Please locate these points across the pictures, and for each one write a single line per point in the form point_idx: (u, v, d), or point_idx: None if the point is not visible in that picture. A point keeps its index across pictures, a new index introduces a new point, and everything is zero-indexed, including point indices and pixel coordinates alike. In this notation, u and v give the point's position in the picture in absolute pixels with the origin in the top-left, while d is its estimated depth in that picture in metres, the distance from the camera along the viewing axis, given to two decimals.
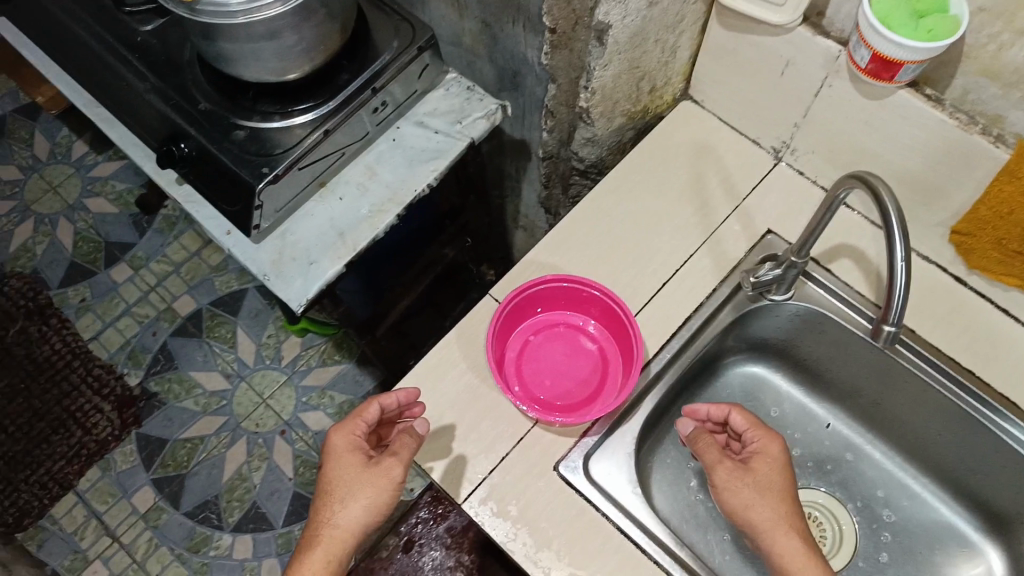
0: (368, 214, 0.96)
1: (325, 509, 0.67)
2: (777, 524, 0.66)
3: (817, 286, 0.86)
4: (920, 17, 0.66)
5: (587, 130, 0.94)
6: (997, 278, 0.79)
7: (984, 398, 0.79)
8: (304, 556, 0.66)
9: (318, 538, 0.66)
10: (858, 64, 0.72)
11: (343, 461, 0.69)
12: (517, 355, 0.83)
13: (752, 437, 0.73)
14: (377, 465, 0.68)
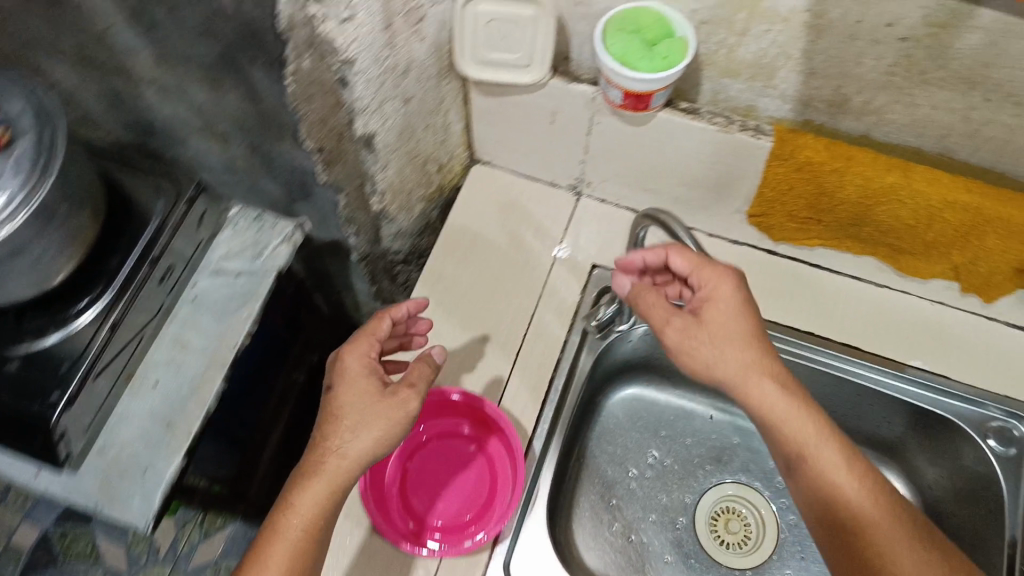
0: (191, 391, 0.88)
1: (335, 420, 0.61)
2: (748, 370, 0.64)
3: None
4: (652, 46, 0.69)
5: (391, 227, 0.91)
6: (800, 243, 0.84)
7: (831, 352, 0.84)
8: (300, 477, 0.61)
9: (332, 421, 0.61)
10: (615, 102, 0.75)
11: (351, 375, 0.63)
12: (401, 487, 0.79)
13: (698, 280, 0.68)
14: (388, 393, 0.63)
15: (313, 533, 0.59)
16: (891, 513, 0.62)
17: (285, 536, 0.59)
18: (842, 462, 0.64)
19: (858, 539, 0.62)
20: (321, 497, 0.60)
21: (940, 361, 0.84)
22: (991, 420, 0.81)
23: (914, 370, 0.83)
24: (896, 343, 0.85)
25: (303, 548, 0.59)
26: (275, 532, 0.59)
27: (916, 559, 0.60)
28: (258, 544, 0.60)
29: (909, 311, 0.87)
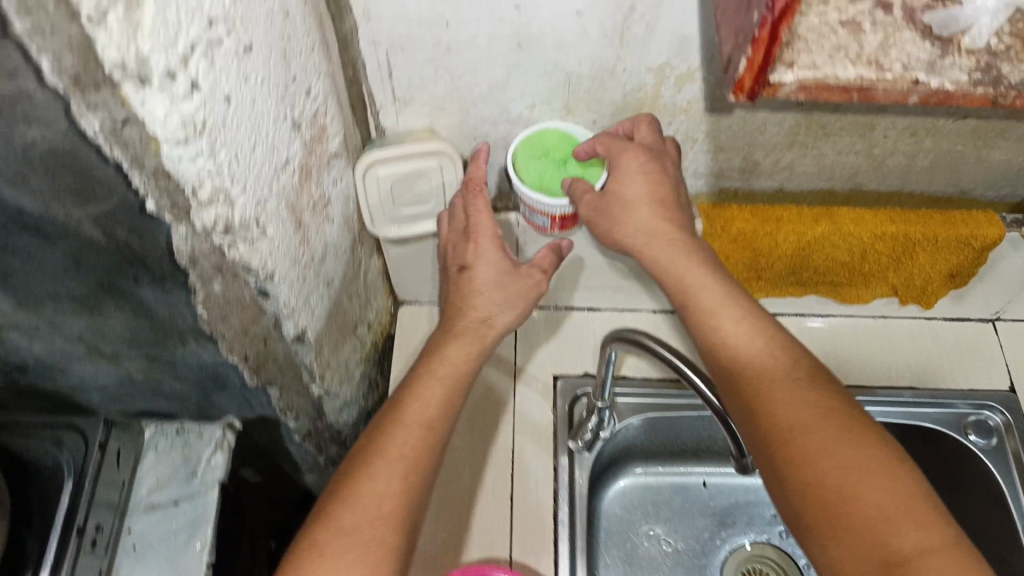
0: None
1: (461, 308, 0.67)
2: (675, 261, 0.63)
3: (627, 396, 0.89)
4: (564, 163, 0.67)
5: (334, 401, 0.85)
6: None
7: None
8: (393, 423, 0.60)
9: (455, 336, 0.66)
10: (542, 227, 0.72)
11: (477, 245, 0.69)
12: None
13: (603, 151, 0.65)
14: (519, 268, 0.69)
15: (434, 425, 0.60)
16: (846, 453, 0.50)
17: (392, 451, 0.58)
18: (783, 369, 0.56)
19: (770, 429, 0.54)
20: (428, 423, 0.60)
21: (899, 373, 0.87)
22: (965, 416, 0.83)
23: (883, 390, 0.85)
24: (857, 366, 0.87)
25: (418, 455, 0.58)
26: (384, 453, 0.57)
27: (851, 457, 0.50)
28: (358, 459, 0.58)
29: (857, 332, 0.90)
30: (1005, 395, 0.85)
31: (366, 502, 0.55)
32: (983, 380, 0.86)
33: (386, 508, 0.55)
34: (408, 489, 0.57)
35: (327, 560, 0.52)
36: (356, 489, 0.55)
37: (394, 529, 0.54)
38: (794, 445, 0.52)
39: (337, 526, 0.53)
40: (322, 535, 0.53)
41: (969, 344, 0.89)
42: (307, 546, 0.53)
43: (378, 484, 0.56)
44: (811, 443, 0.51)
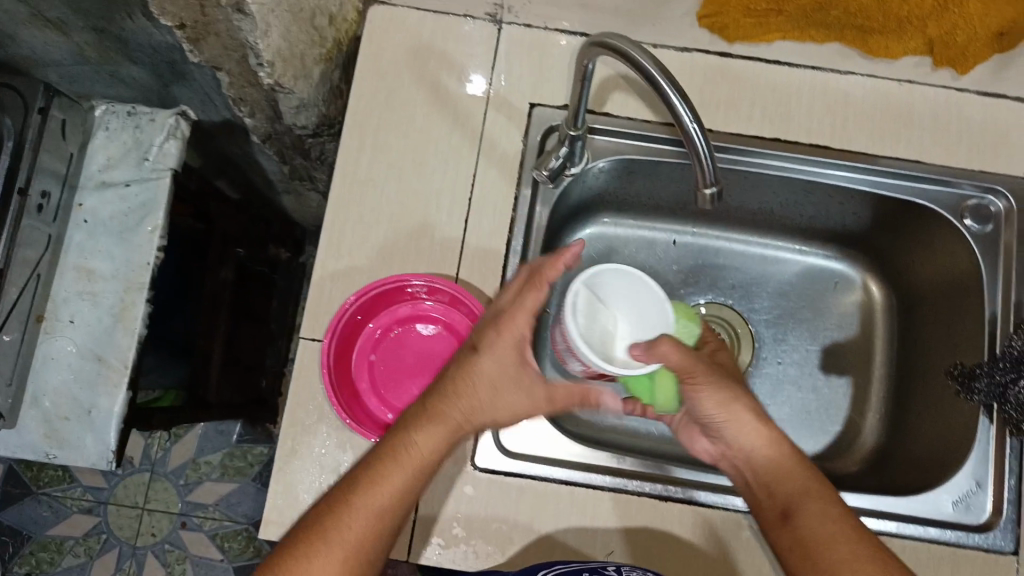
0: (114, 321, 0.82)
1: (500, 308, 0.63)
2: (735, 405, 0.67)
3: (605, 135, 0.80)
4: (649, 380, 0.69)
5: (291, 99, 0.78)
6: (759, 39, 0.75)
7: (797, 158, 0.78)
8: (424, 418, 0.59)
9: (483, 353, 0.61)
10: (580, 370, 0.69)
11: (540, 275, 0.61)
12: (371, 383, 0.74)
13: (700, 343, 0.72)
14: (530, 351, 0.62)
15: (444, 454, 0.59)
16: (825, 494, 0.62)
17: (401, 461, 0.57)
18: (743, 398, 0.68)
19: (774, 504, 0.64)
20: (460, 428, 0.60)
21: (911, 145, 0.78)
22: (967, 199, 0.78)
23: (884, 160, 0.78)
24: (866, 133, 0.79)
25: (432, 460, 0.58)
26: (392, 461, 0.57)
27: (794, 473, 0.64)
28: (375, 454, 0.58)
29: (876, 96, 0.80)
30: (1016, 183, 0.78)
31: (379, 493, 0.56)
32: (999, 165, 0.78)
33: (386, 511, 0.56)
34: (401, 504, 0.57)
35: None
36: (376, 484, 0.56)
37: (385, 526, 0.56)
38: (765, 478, 0.66)
39: (380, 471, 0.56)
40: (313, 537, 0.54)
41: (997, 124, 0.79)
42: (313, 527, 0.54)
43: (380, 484, 0.56)
44: (805, 507, 0.62)
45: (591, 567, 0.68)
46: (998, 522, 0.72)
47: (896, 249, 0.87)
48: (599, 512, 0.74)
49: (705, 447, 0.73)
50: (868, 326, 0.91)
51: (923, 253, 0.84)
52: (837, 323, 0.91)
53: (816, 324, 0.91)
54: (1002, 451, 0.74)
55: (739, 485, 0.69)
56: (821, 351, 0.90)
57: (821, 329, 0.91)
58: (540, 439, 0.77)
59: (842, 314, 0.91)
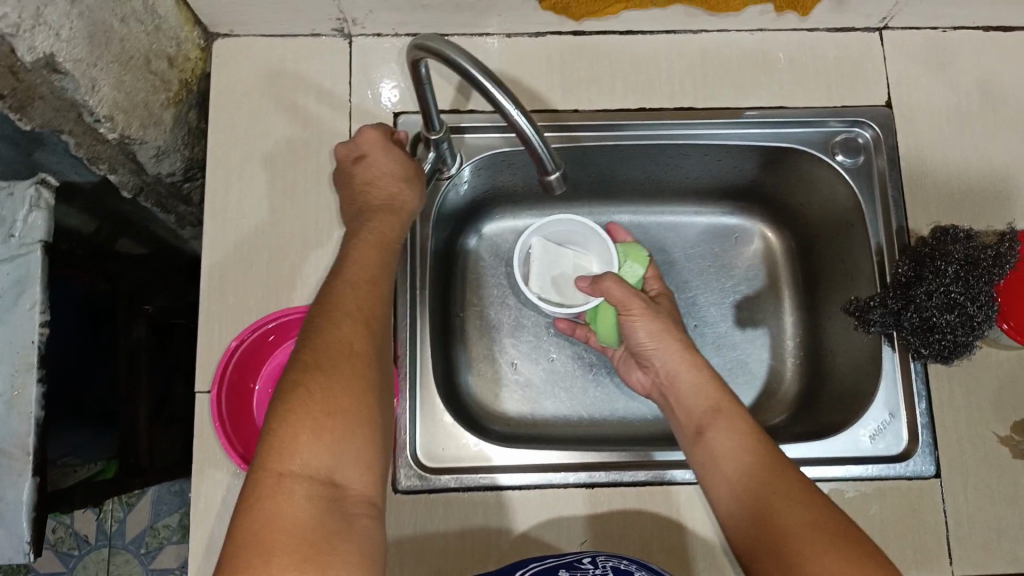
0: (8, 406, 0.79)
1: (364, 191, 0.68)
2: (661, 333, 0.72)
3: (475, 133, 0.79)
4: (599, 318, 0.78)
5: (146, 148, 0.76)
6: (604, 13, 0.75)
7: (667, 123, 0.78)
8: (346, 284, 0.59)
9: (379, 215, 0.66)
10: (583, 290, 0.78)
11: (365, 131, 0.69)
12: None
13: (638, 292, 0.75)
14: (399, 186, 0.68)
15: (379, 301, 0.60)
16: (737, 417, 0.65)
17: (344, 315, 0.57)
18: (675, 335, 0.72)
19: (692, 420, 0.67)
20: (371, 278, 0.61)
21: (774, 91, 0.79)
22: (835, 136, 0.79)
23: (751, 111, 0.79)
24: (729, 87, 0.79)
25: (372, 309, 0.58)
26: (334, 316, 0.57)
27: (713, 396, 0.67)
28: (314, 318, 0.57)
29: (733, 49, 0.80)
30: (880, 111, 0.79)
31: (341, 335, 0.55)
32: (862, 97, 0.79)
33: (356, 348, 0.55)
34: (369, 344, 0.56)
35: (306, 433, 0.51)
36: (331, 334, 0.55)
37: (365, 361, 0.55)
38: (688, 403, 0.69)
39: (331, 319, 0.56)
40: (295, 387, 0.52)
41: (853, 57, 0.80)
42: (295, 383, 0.53)
43: (340, 328, 0.56)
44: (718, 424, 0.65)
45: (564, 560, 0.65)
46: (916, 448, 0.73)
47: (785, 195, 0.87)
48: (530, 511, 0.74)
49: (641, 378, 0.78)
50: (774, 274, 0.91)
51: (810, 193, 0.85)
52: (744, 277, 0.91)
53: (725, 281, 0.91)
54: (908, 377, 0.75)
55: (669, 412, 0.72)
56: (734, 306, 0.90)
57: (730, 286, 0.91)
58: (463, 450, 0.76)
59: (748, 266, 0.92)
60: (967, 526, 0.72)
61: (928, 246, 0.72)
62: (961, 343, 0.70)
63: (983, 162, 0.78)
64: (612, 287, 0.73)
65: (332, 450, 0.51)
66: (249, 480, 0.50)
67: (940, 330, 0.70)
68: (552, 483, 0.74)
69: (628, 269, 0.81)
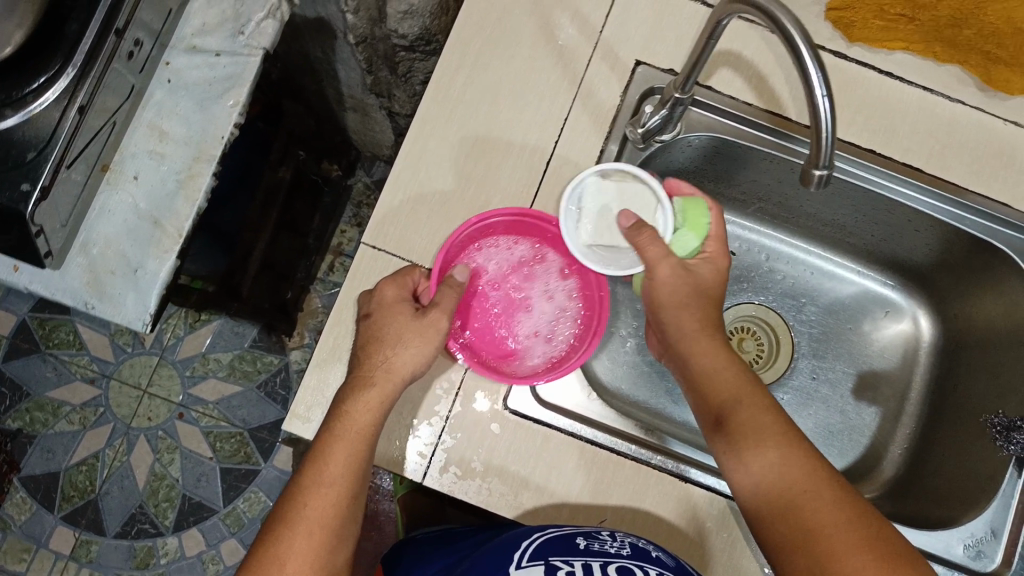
0: (179, 186, 0.81)
1: (380, 378, 0.63)
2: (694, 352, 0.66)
3: (705, 110, 0.78)
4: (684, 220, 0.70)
5: (401, 3, 0.78)
6: (883, 46, 0.76)
7: (887, 175, 0.77)
8: (338, 436, 0.61)
9: (364, 390, 0.63)
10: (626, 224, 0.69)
11: (379, 288, 0.67)
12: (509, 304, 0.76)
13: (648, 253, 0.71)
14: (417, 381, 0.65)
15: (349, 488, 0.60)
16: (766, 403, 0.64)
17: (285, 561, 0.57)
18: (703, 322, 0.68)
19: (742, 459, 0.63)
20: (352, 465, 0.61)
21: (1002, 188, 0.77)
22: None
23: (975, 197, 0.77)
24: (962, 165, 0.77)
25: (349, 477, 0.60)
26: (321, 451, 0.61)
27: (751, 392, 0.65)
28: (308, 461, 0.62)
29: (982, 130, 0.78)
30: None
31: (322, 483, 0.60)
32: None
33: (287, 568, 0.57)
34: (337, 510, 0.60)
35: (286, 538, 0.58)
36: (320, 464, 0.60)
37: (337, 500, 0.60)
38: (712, 395, 0.66)
39: (287, 534, 0.58)
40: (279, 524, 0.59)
41: None
42: (272, 524, 0.59)
43: (292, 541, 0.58)
44: (739, 412, 0.63)
45: (582, 528, 0.68)
46: (1005, 574, 0.73)
47: (957, 291, 0.86)
48: (616, 477, 0.75)
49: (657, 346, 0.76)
50: (909, 361, 0.90)
51: (992, 300, 0.82)
52: (877, 352, 0.91)
53: (858, 348, 0.91)
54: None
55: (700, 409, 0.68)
56: (857, 374, 0.90)
57: (862, 355, 0.91)
58: (566, 392, 0.77)
59: (888, 345, 0.91)
60: None
61: None
62: None
63: None
64: (644, 242, 0.67)
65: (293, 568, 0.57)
66: None
67: None
68: (640, 457, 0.75)
69: (681, 239, 0.70)
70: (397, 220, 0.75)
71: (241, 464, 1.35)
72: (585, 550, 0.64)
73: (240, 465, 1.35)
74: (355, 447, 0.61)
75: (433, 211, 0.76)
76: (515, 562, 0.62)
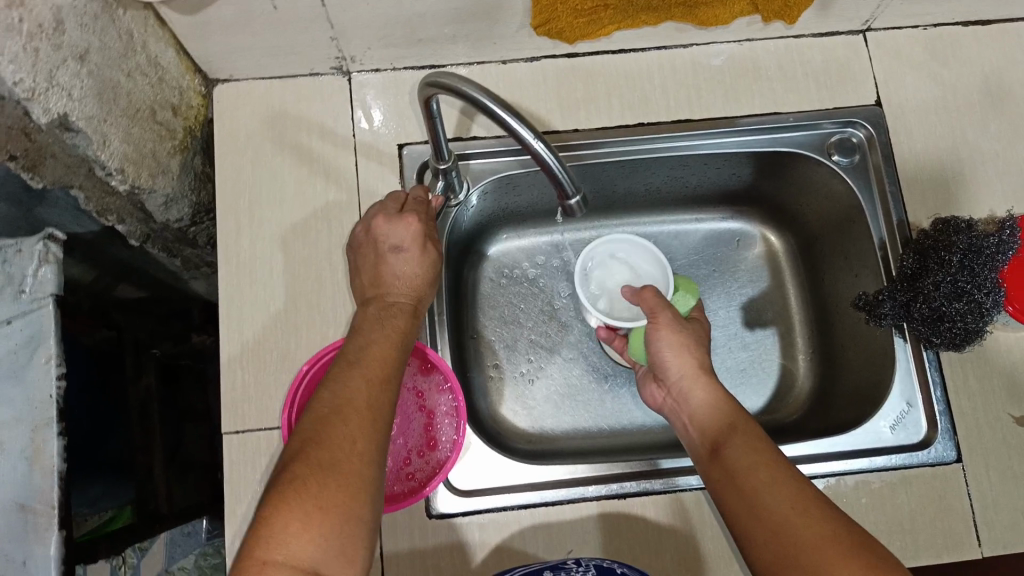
0: (29, 466, 0.77)
1: (380, 288, 0.65)
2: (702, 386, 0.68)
3: (480, 158, 0.80)
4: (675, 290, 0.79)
5: (156, 197, 0.77)
6: (596, 36, 0.76)
7: (661, 136, 0.80)
8: (338, 399, 0.55)
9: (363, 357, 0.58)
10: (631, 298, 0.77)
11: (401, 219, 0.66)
12: None
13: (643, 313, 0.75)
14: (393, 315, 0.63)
15: (386, 385, 0.57)
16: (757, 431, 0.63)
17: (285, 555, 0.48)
18: (697, 369, 0.69)
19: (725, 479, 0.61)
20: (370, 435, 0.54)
21: (766, 99, 0.81)
22: (830, 136, 0.81)
23: (746, 120, 0.81)
24: (722, 96, 0.81)
25: (377, 389, 0.56)
26: (351, 366, 0.57)
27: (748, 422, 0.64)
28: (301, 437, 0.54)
29: (723, 59, 0.82)
30: (872, 110, 0.81)
31: (343, 419, 0.54)
32: (851, 97, 0.82)
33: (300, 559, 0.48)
34: (372, 431, 0.55)
35: (295, 524, 0.49)
36: (342, 392, 0.55)
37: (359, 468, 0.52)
38: (712, 428, 0.65)
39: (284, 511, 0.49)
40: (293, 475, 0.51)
41: (837, 60, 0.82)
42: (302, 456, 0.52)
43: (294, 524, 0.49)
44: (733, 442, 0.63)
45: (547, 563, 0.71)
46: (936, 435, 0.75)
47: (781, 198, 0.90)
48: (566, 526, 0.74)
49: (654, 393, 0.76)
50: (775, 275, 0.94)
51: (817, 192, 0.86)
52: (748, 280, 0.94)
53: (730, 285, 0.94)
54: (922, 365, 0.77)
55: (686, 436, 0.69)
56: (740, 310, 0.93)
57: (735, 289, 0.94)
58: (485, 470, 0.76)
59: (753, 270, 0.94)
60: (991, 510, 0.73)
61: (931, 239, 0.74)
62: (972, 331, 0.72)
63: (970, 148, 0.81)
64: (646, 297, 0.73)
65: (324, 529, 0.49)
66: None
67: (950, 318, 0.72)
68: (575, 497, 0.75)
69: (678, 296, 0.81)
70: (249, 399, 0.74)
71: None
72: None
73: None
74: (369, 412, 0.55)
75: (279, 373, 0.75)
76: None
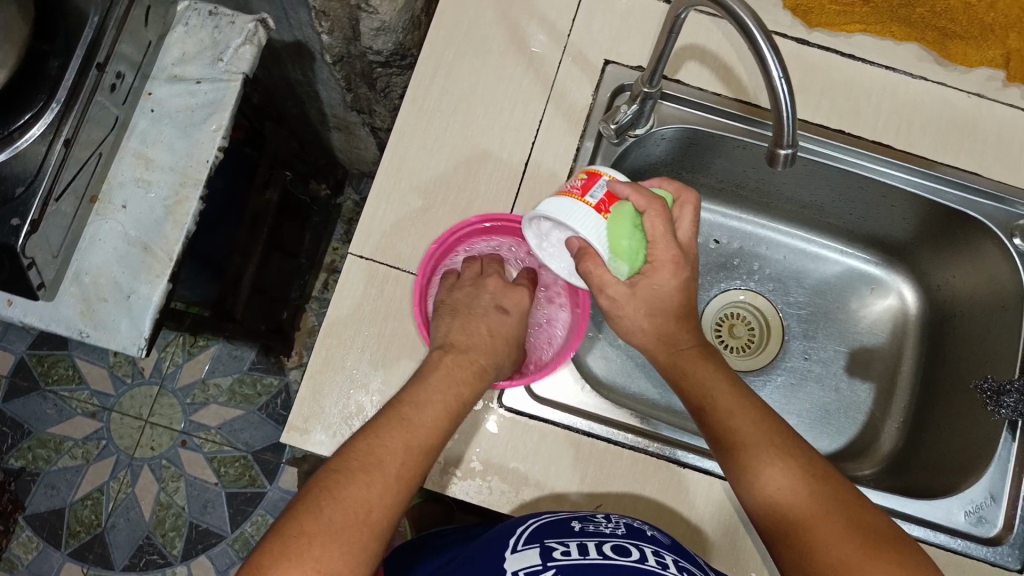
0: (166, 212, 0.83)
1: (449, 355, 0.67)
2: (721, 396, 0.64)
3: (676, 103, 0.80)
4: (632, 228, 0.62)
5: (372, 20, 0.80)
6: (842, 28, 0.79)
7: (855, 151, 0.79)
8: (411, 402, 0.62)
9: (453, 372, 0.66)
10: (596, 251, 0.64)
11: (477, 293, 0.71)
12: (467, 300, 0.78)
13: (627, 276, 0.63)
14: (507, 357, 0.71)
15: (450, 420, 0.63)
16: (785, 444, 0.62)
17: (346, 500, 0.55)
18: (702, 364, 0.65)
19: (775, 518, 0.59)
20: (434, 435, 0.61)
21: (971, 158, 0.79)
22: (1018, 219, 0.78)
23: (946, 169, 0.79)
24: (931, 137, 0.80)
25: (455, 401, 0.64)
26: (423, 403, 0.62)
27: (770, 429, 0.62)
28: (378, 422, 0.60)
29: (945, 104, 0.80)
30: None
31: (396, 442, 0.59)
32: None
33: (368, 514, 0.55)
34: (437, 442, 0.61)
35: (362, 486, 0.56)
36: (409, 423, 0.60)
37: (416, 469, 0.59)
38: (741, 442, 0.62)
39: (349, 475, 0.56)
40: (344, 468, 0.56)
41: None
42: (362, 441, 0.58)
43: (352, 486, 0.55)
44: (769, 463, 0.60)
45: (576, 513, 0.66)
46: (1008, 538, 0.73)
47: (936, 264, 0.88)
48: (618, 468, 0.76)
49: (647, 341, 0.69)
50: (897, 335, 0.92)
51: (973, 269, 0.84)
52: (866, 330, 0.92)
53: (848, 327, 0.92)
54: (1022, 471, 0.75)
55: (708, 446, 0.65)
56: (848, 354, 0.91)
57: (850, 332, 0.92)
58: (563, 389, 0.79)
59: (876, 321, 0.92)
60: None
61: None
62: None
63: None
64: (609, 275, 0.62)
65: (379, 498, 0.56)
66: (279, 527, 0.53)
67: None
68: (637, 446, 0.76)
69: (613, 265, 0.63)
70: (383, 231, 0.76)
71: (246, 486, 1.36)
72: (579, 531, 0.61)
73: (245, 488, 1.36)
74: (443, 417, 0.63)
75: (418, 220, 0.77)
76: (512, 546, 0.60)
